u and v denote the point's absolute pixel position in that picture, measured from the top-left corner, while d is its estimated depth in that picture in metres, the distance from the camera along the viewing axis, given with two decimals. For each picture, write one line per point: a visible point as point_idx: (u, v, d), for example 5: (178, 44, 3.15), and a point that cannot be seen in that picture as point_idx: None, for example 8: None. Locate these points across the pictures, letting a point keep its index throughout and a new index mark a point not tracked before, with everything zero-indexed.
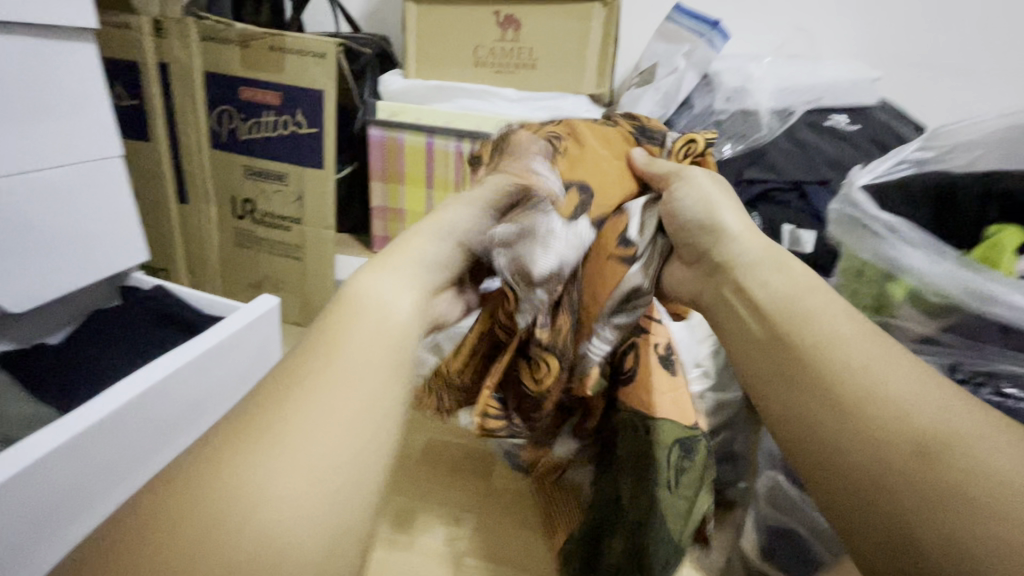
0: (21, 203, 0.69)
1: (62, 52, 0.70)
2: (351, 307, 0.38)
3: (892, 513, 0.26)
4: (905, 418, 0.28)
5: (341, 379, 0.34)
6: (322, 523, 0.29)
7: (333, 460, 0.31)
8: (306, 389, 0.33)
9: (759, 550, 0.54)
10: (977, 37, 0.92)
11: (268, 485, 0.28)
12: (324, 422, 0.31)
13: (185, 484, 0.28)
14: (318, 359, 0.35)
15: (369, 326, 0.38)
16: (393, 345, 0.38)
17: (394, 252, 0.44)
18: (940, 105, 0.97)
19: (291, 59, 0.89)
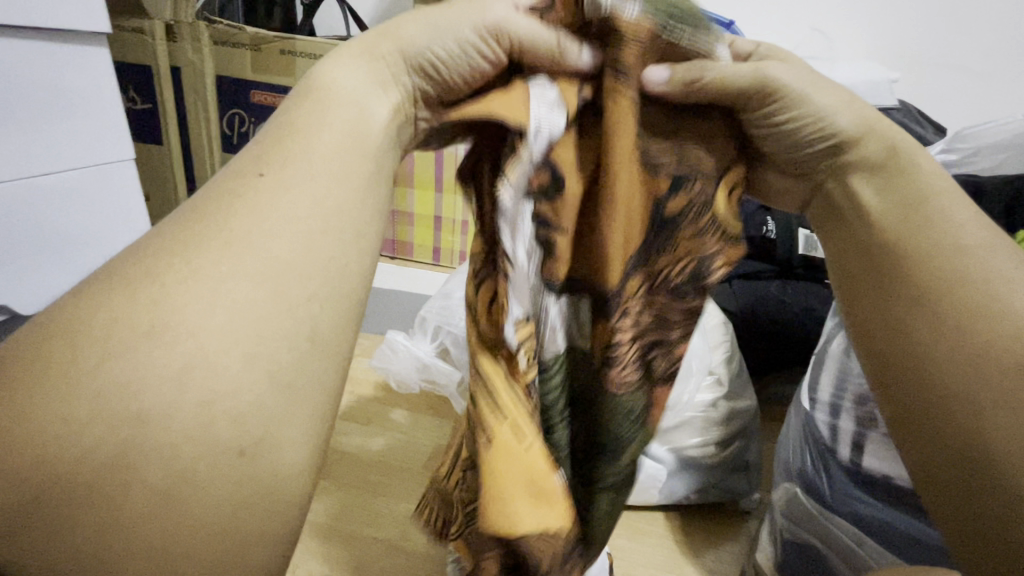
0: (35, 206, 0.70)
1: (75, 55, 0.71)
2: (311, 91, 0.32)
3: (951, 412, 0.32)
4: (998, 347, 0.32)
5: (298, 160, 0.29)
6: (287, 382, 0.25)
7: (290, 262, 0.26)
8: (271, 171, 0.28)
9: (773, 563, 0.53)
10: (998, 38, 0.90)
11: (175, 304, 0.23)
12: (263, 224, 0.26)
13: (77, 319, 0.23)
14: (274, 145, 0.29)
15: (323, 105, 0.31)
16: (355, 138, 0.31)
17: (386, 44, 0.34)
18: (960, 107, 0.94)
19: (302, 62, 0.89)
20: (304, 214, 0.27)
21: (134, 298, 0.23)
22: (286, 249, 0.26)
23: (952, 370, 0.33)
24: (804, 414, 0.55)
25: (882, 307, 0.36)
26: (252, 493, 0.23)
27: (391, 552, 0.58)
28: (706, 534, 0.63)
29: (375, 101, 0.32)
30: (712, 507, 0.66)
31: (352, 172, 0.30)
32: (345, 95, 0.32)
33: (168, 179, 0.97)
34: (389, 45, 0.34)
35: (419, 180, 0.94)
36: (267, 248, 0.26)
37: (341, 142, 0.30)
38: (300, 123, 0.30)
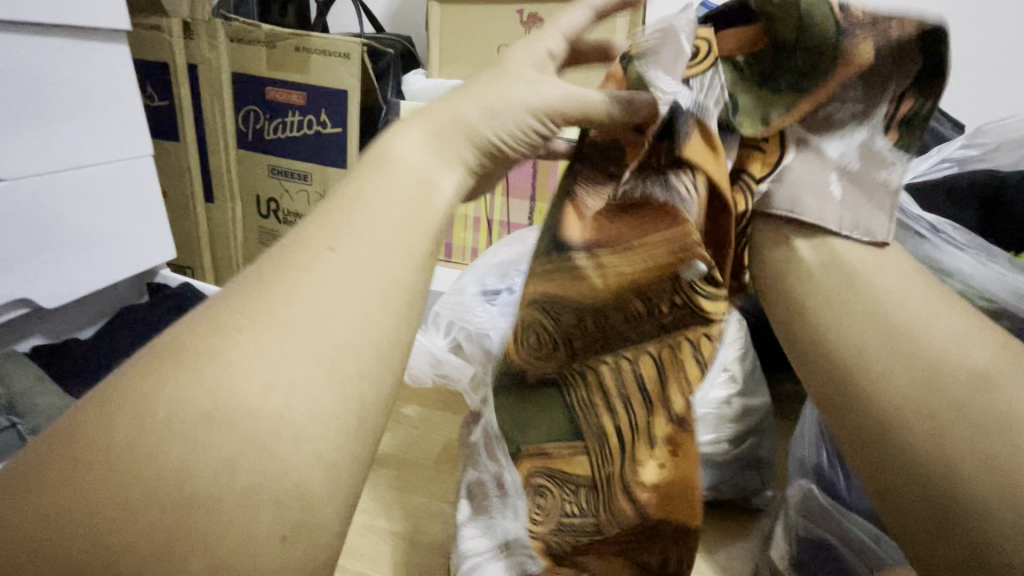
0: (56, 200, 0.71)
1: (96, 53, 0.72)
2: (375, 159, 0.28)
3: (923, 458, 0.28)
4: (935, 375, 0.29)
5: (355, 211, 0.26)
6: (331, 459, 0.21)
7: (342, 341, 0.22)
8: (331, 228, 0.25)
9: (790, 560, 0.52)
10: (1017, 33, 0.88)
11: (221, 372, 0.21)
12: (319, 301, 0.23)
13: (121, 399, 0.20)
14: (320, 224, 0.25)
15: (386, 164, 0.27)
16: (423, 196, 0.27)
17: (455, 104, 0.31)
18: (979, 103, 0.93)
19: (316, 59, 0.90)
20: (361, 258, 0.24)
21: (176, 380, 0.20)
22: (337, 323, 0.23)
23: (898, 414, 0.29)
24: (815, 412, 0.56)
25: (814, 366, 0.34)
26: (296, 537, 0.21)
27: (406, 546, 0.58)
28: (719, 533, 0.63)
29: (439, 178, 0.29)
30: (725, 507, 0.65)
31: (414, 242, 0.26)
32: (405, 163, 0.28)
33: (183, 175, 0.98)
34: (451, 120, 0.30)
35: None
36: (313, 304, 0.23)
37: (402, 201, 0.26)
38: (350, 198, 0.26)
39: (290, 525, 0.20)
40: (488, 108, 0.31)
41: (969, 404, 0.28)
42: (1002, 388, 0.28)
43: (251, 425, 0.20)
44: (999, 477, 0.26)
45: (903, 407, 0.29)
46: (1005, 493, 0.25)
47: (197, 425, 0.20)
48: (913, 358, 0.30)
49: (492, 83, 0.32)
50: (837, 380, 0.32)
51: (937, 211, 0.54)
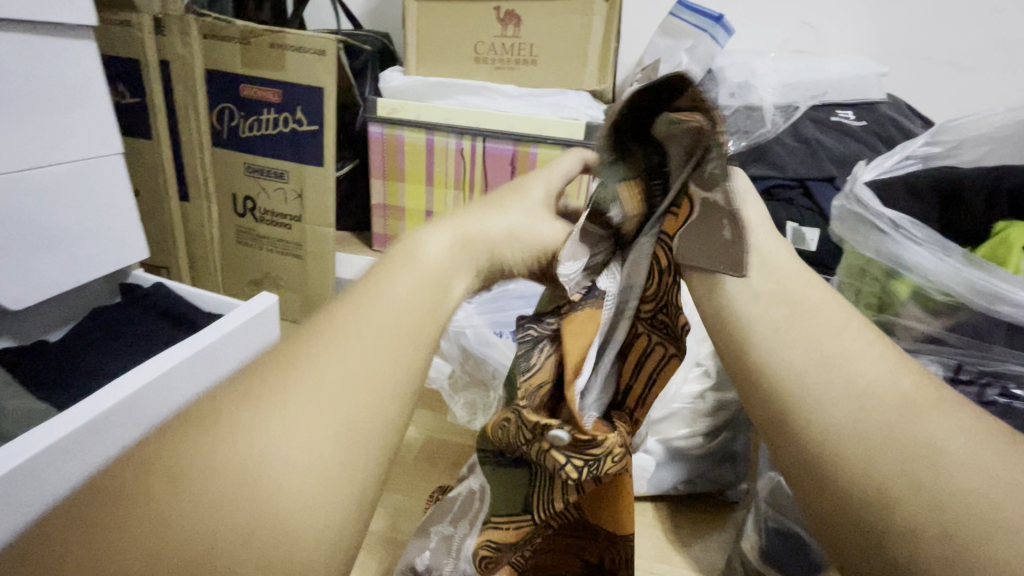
0: (20, 199, 0.69)
1: (62, 50, 0.70)
2: (398, 257, 0.32)
3: (883, 526, 0.23)
4: (887, 429, 0.25)
5: (374, 301, 0.28)
6: (337, 536, 0.22)
7: (361, 414, 0.24)
8: (360, 305, 0.28)
9: (758, 551, 0.53)
10: (985, 32, 0.90)
11: (256, 433, 0.22)
12: (350, 375, 0.25)
13: (157, 460, 0.21)
14: (351, 305, 0.28)
15: (404, 262, 0.31)
16: (438, 287, 0.31)
17: (477, 216, 0.37)
18: (947, 101, 0.95)
19: (291, 56, 0.89)
20: (362, 351, 0.26)
21: (209, 452, 0.21)
22: (359, 401, 0.24)
23: (835, 450, 0.25)
24: None
25: (760, 421, 0.29)
26: None
27: (382, 544, 0.59)
28: (695, 526, 0.63)
29: (460, 276, 0.33)
30: (701, 500, 0.66)
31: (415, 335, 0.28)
32: (430, 264, 0.32)
33: (157, 174, 0.96)
34: (474, 234, 0.36)
35: (411, 175, 0.94)
36: (327, 382, 0.24)
37: (419, 287, 0.30)
38: (376, 288, 0.29)
39: None
40: (513, 226, 0.38)
41: (904, 432, 0.24)
42: (928, 417, 0.25)
43: (274, 495, 0.21)
44: (957, 538, 0.21)
45: (846, 460, 0.25)
46: (944, 527, 0.22)
47: (220, 492, 0.21)
48: (860, 410, 0.26)
49: (519, 202, 0.40)
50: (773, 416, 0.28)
51: (902, 207, 0.55)
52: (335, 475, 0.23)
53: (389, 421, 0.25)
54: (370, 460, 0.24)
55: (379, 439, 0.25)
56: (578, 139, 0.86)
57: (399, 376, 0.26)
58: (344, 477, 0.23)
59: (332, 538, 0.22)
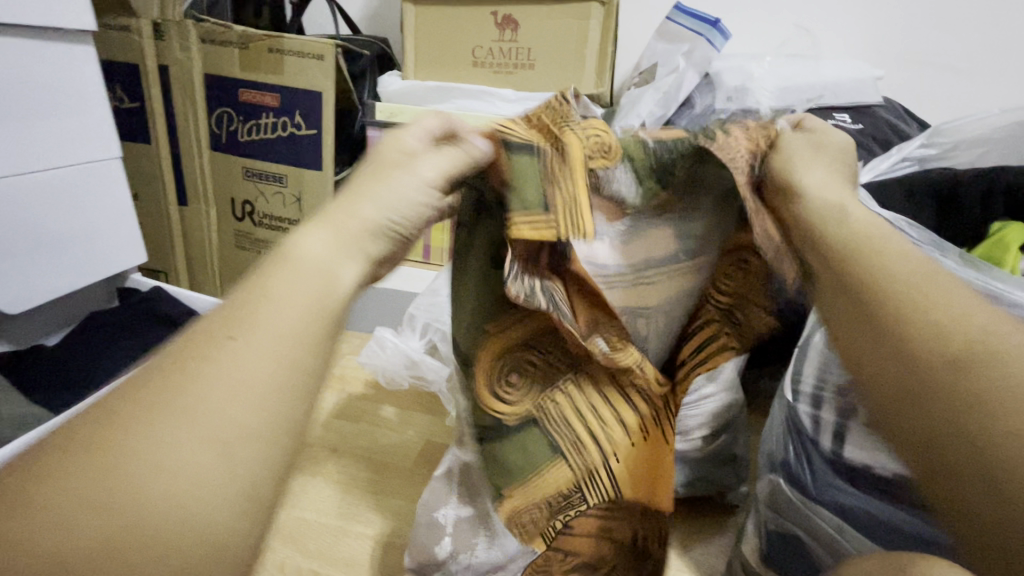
0: (17, 202, 0.69)
1: (61, 53, 0.71)
2: (281, 257, 0.28)
3: (966, 422, 0.26)
4: (966, 341, 0.28)
5: (262, 303, 0.26)
6: (214, 551, 0.21)
7: (246, 420, 0.22)
8: (243, 309, 0.25)
9: (758, 554, 0.54)
10: (978, 36, 0.91)
11: (120, 451, 0.20)
12: (233, 381, 0.23)
13: (7, 491, 0.19)
14: (232, 309, 0.25)
15: (286, 264, 0.28)
16: (325, 282, 0.28)
17: (364, 205, 0.33)
18: (942, 104, 0.95)
19: (289, 61, 0.89)
20: (256, 361, 0.24)
21: (67, 475, 0.20)
22: (242, 411, 0.22)
23: (913, 344, 0.30)
24: (785, 407, 0.56)
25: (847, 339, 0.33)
26: None
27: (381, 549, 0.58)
28: (694, 530, 0.63)
29: (345, 266, 0.30)
30: (700, 504, 0.66)
31: (315, 342, 0.26)
32: (311, 258, 0.29)
33: (155, 178, 0.96)
34: (359, 222, 0.32)
35: None
36: (216, 393, 0.22)
37: (305, 285, 0.27)
38: (265, 286, 0.27)
39: None
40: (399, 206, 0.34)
41: (983, 343, 0.28)
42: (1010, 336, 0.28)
43: (141, 513, 0.20)
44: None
45: (928, 362, 0.29)
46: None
47: (80, 512, 0.19)
48: (944, 328, 0.29)
49: (404, 172, 0.36)
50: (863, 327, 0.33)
51: (899, 208, 0.55)
52: (216, 490, 0.21)
53: (288, 425, 0.24)
54: (261, 466, 0.22)
55: (270, 448, 0.23)
56: None
57: (293, 384, 0.24)
58: (226, 494, 0.21)
59: (208, 556, 0.21)
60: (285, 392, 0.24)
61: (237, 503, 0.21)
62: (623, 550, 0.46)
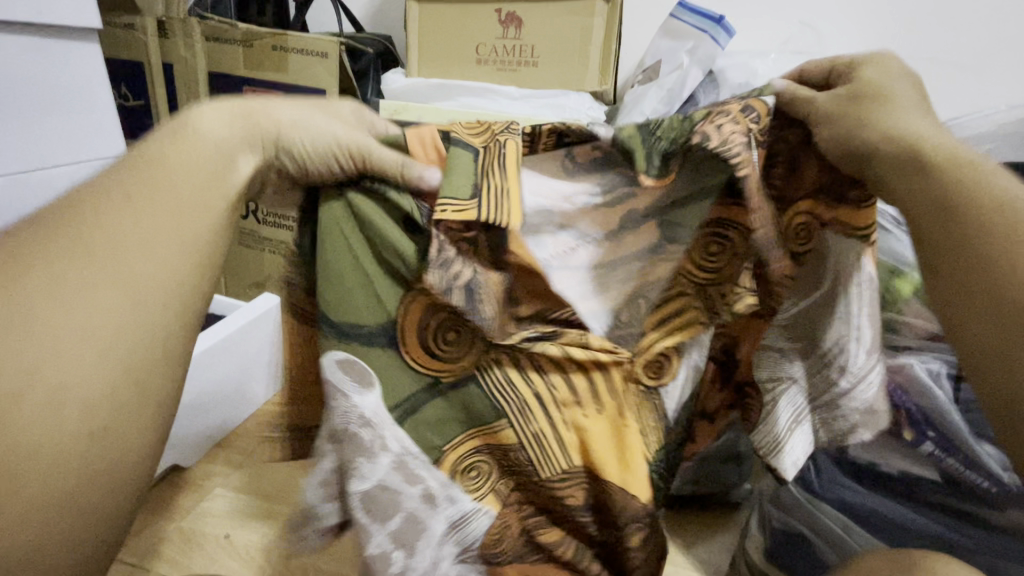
0: (24, 200, 0.70)
1: (67, 51, 0.71)
2: (181, 146, 0.37)
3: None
4: None
5: (161, 189, 0.35)
6: (129, 367, 0.30)
7: (145, 273, 0.32)
8: (143, 191, 0.34)
9: (763, 552, 0.54)
10: (985, 32, 0.90)
11: (47, 290, 0.29)
12: (137, 242, 0.33)
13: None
14: (136, 190, 0.34)
15: (184, 156, 0.37)
16: (213, 176, 0.37)
17: (260, 116, 0.40)
18: (949, 101, 0.95)
19: (293, 59, 0.89)
20: (156, 213, 0.34)
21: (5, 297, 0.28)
22: (146, 267, 0.32)
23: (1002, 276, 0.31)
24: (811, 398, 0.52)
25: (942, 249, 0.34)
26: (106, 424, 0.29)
27: None
28: (698, 528, 0.63)
29: (238, 160, 0.39)
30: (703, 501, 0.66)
31: (209, 203, 0.36)
32: (204, 148, 0.38)
33: None
34: (254, 133, 0.40)
35: None
36: (119, 229, 0.32)
37: (196, 179, 0.36)
38: (161, 175, 0.36)
39: (100, 424, 0.28)
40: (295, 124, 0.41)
41: None
42: None
43: (61, 337, 0.28)
44: None
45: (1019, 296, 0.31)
46: None
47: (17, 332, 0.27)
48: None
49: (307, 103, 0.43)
50: (944, 234, 0.34)
51: None
52: (119, 320, 0.30)
53: (183, 277, 0.33)
54: (164, 308, 0.32)
55: (172, 300, 0.33)
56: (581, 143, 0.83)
57: (189, 253, 0.34)
58: (125, 323, 0.30)
59: (121, 370, 0.30)
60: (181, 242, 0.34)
61: (142, 324, 0.31)
62: (583, 509, 0.46)
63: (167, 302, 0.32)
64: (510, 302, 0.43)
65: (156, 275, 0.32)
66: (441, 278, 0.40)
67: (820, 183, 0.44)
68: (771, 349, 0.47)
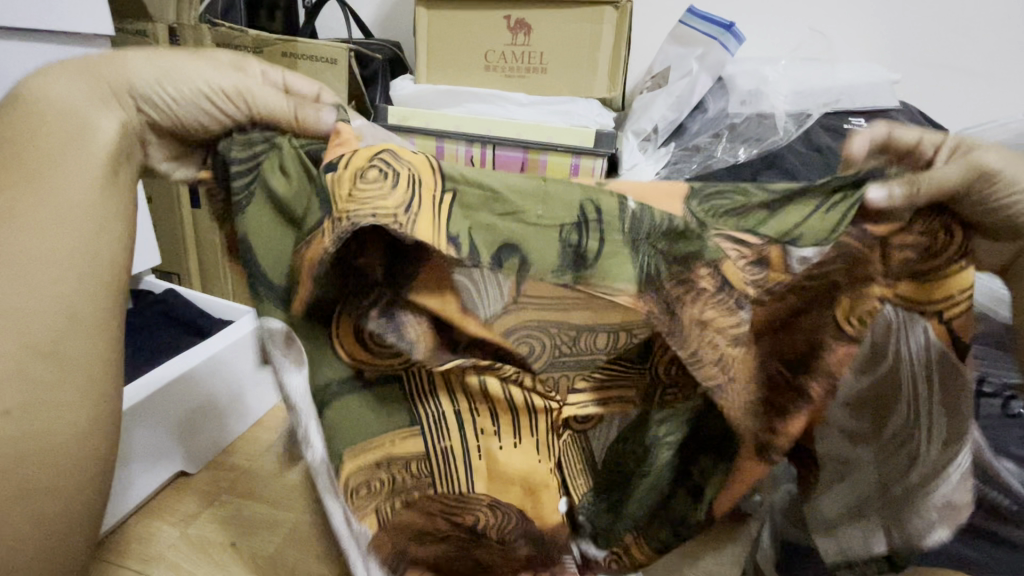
0: None
1: (78, 57, 0.71)
2: (38, 107, 0.36)
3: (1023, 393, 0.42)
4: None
5: (33, 162, 0.35)
6: (46, 345, 0.33)
7: (38, 243, 0.34)
8: (22, 164, 0.35)
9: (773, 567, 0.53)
10: (999, 40, 0.89)
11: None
12: (29, 214, 0.34)
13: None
14: (8, 161, 0.35)
15: (50, 123, 0.36)
16: (84, 136, 0.36)
17: (128, 67, 0.39)
18: (961, 109, 0.94)
19: (302, 65, 0.90)
20: (41, 194, 0.34)
21: None
22: (33, 243, 0.33)
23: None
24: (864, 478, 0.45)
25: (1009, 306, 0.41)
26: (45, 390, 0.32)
27: None
28: None
29: (107, 118, 0.38)
30: None
31: (81, 175, 0.36)
32: (65, 106, 0.37)
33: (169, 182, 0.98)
34: (120, 82, 0.39)
35: None
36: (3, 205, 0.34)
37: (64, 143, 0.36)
38: (24, 141, 0.35)
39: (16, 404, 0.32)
40: (159, 75, 0.40)
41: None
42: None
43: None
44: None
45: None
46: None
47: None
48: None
49: (188, 54, 0.41)
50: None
51: None
52: (14, 296, 0.32)
53: (86, 245, 0.35)
54: (63, 281, 0.34)
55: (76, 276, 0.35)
56: (590, 149, 0.83)
57: (88, 217, 0.35)
58: (36, 303, 0.33)
59: (38, 343, 0.33)
60: (56, 214, 0.34)
61: (51, 300, 0.33)
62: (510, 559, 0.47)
63: (66, 276, 0.34)
64: (436, 333, 0.40)
65: (48, 246, 0.34)
66: (360, 313, 0.39)
67: (903, 270, 0.38)
68: (835, 431, 0.44)
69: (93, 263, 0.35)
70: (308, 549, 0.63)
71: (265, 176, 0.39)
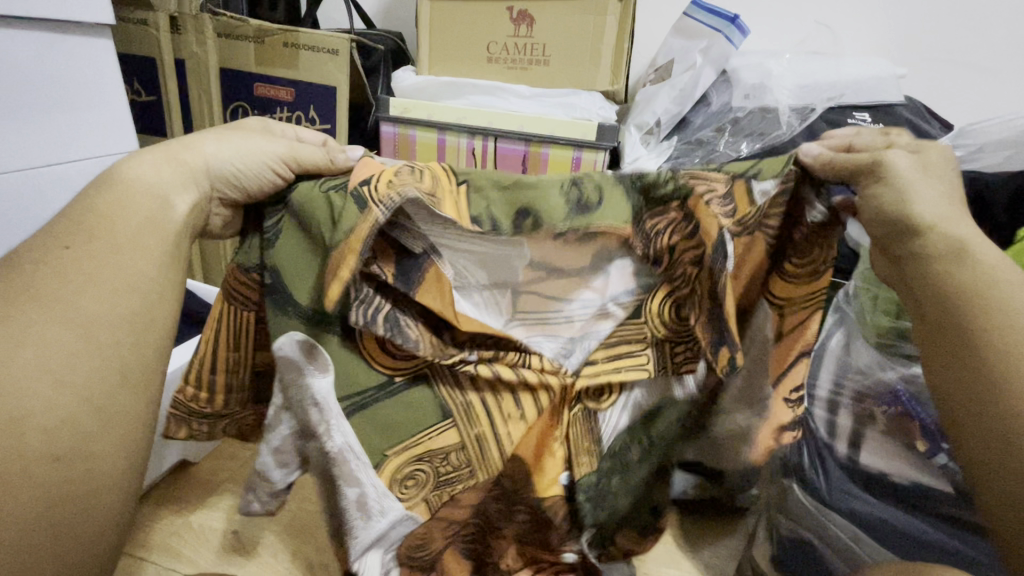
0: (37, 191, 0.71)
1: (75, 45, 0.71)
2: (124, 189, 0.38)
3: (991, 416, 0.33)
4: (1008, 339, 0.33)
5: (104, 239, 0.36)
6: (100, 405, 0.32)
7: (104, 312, 0.34)
8: (95, 238, 0.36)
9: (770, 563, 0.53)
10: (1008, 33, 0.88)
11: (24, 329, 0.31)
12: (93, 282, 0.35)
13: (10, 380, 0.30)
14: (87, 238, 0.36)
15: (130, 203, 0.38)
16: (154, 216, 0.38)
17: (195, 146, 0.42)
18: (965, 104, 0.94)
19: (303, 55, 0.89)
20: (113, 260, 0.36)
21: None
22: (97, 309, 0.34)
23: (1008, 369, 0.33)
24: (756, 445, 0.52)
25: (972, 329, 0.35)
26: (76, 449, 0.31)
27: None
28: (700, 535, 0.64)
29: (180, 196, 0.40)
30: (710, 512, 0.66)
31: (148, 247, 0.37)
32: (143, 186, 0.39)
33: None
34: (192, 159, 0.42)
35: None
36: (78, 271, 0.35)
37: (142, 226, 0.38)
38: (103, 213, 0.37)
39: (64, 448, 0.31)
40: (222, 144, 0.43)
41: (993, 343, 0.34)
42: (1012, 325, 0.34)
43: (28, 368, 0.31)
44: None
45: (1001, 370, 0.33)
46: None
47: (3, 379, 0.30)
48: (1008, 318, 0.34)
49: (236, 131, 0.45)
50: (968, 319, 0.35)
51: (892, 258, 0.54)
52: (70, 344, 0.32)
53: (147, 311, 0.36)
54: (116, 340, 0.34)
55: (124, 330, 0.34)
56: (591, 141, 0.83)
57: (151, 285, 0.37)
58: (64, 340, 0.32)
59: (76, 387, 0.32)
60: (125, 283, 0.36)
61: (100, 364, 0.33)
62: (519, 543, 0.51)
63: (118, 335, 0.34)
64: (435, 333, 0.46)
65: (120, 307, 0.35)
66: (362, 314, 0.43)
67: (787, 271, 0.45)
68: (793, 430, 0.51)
69: (146, 322, 0.36)
70: (305, 537, 0.65)
71: (286, 248, 0.42)
